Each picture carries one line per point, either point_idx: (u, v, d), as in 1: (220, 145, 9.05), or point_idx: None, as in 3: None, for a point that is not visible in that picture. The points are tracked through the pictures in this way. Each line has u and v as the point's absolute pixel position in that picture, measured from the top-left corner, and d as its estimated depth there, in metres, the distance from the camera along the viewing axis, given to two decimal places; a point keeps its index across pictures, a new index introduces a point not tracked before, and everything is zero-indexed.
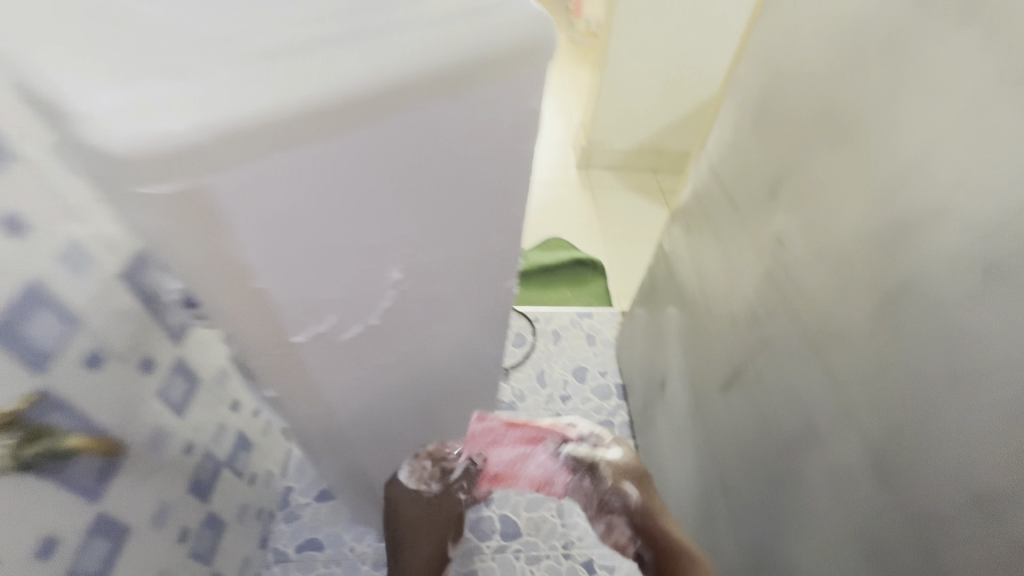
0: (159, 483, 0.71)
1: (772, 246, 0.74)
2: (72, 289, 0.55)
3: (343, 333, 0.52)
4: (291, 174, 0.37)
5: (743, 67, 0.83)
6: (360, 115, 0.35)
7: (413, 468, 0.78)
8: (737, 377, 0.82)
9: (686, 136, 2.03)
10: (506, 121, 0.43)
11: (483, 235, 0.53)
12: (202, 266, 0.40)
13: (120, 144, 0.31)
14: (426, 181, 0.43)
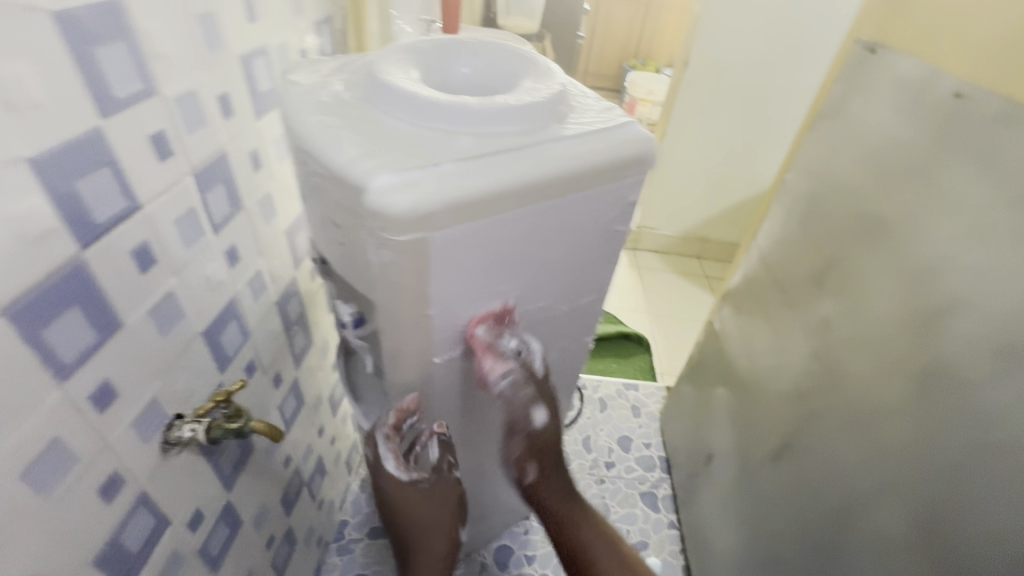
0: (265, 486, 0.82)
1: (817, 327, 0.83)
2: (250, 309, 0.70)
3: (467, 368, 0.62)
4: (478, 236, 0.47)
5: (790, 175, 0.97)
6: (533, 197, 0.48)
7: (393, 453, 0.59)
8: (783, 449, 0.88)
9: (730, 229, 2.17)
10: (614, 207, 0.57)
11: (578, 293, 0.66)
12: (393, 303, 0.49)
13: (387, 206, 0.40)
14: (554, 248, 0.56)
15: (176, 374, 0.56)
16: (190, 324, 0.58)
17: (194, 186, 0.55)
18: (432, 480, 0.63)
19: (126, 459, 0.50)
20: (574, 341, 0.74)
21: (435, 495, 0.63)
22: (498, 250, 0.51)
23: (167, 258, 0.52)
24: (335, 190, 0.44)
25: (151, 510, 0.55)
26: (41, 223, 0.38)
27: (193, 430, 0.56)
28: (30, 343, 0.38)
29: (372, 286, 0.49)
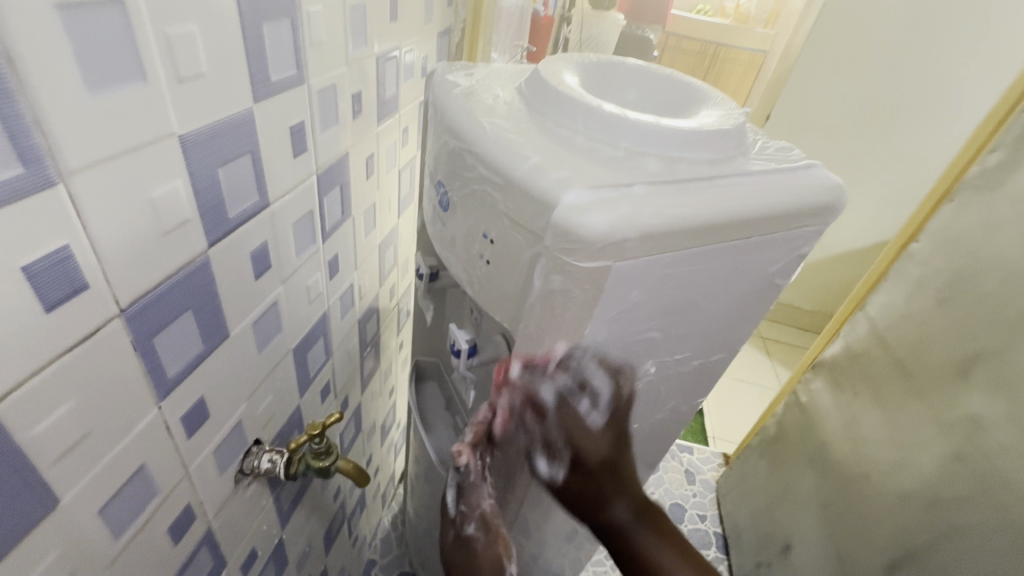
0: (313, 522, 0.73)
1: (960, 424, 0.74)
2: (337, 326, 0.64)
3: None
4: (655, 271, 0.40)
5: (918, 244, 0.88)
6: (722, 234, 0.41)
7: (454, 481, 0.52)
8: (907, 559, 0.79)
9: (794, 291, 2.04)
10: (783, 260, 0.49)
11: (711, 352, 0.57)
12: (532, 336, 0.43)
13: (587, 223, 0.35)
14: (710, 300, 0.49)
15: (263, 394, 0.49)
16: (285, 339, 0.51)
17: (316, 188, 0.50)
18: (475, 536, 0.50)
19: (201, 491, 0.43)
20: (686, 401, 0.65)
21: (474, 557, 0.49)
22: (666, 293, 0.44)
23: (280, 263, 0.46)
24: (507, 202, 0.39)
25: (212, 552, 0.47)
26: (177, 214, 0.32)
27: (272, 461, 0.50)
28: (140, 352, 0.32)
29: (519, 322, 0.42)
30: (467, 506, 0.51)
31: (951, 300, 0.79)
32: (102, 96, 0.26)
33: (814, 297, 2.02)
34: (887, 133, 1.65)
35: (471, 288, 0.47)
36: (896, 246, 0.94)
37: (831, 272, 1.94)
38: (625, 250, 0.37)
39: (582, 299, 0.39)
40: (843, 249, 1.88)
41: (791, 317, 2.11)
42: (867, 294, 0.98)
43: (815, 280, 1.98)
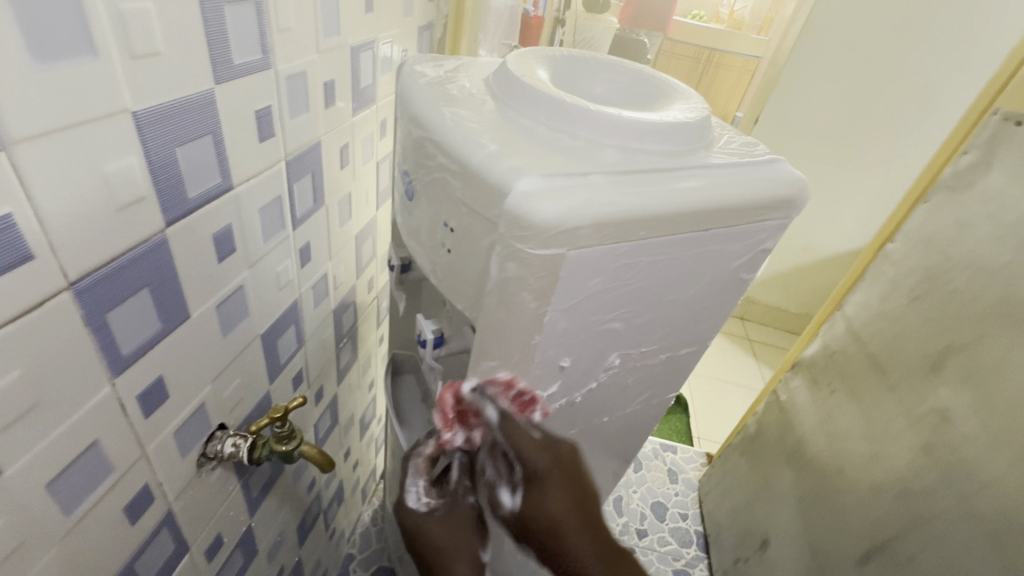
0: (285, 511, 0.73)
1: (930, 417, 0.75)
2: (309, 315, 0.64)
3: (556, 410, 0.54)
4: (613, 259, 0.41)
5: (892, 244, 0.89)
6: (682, 225, 0.42)
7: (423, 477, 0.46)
8: (878, 550, 0.80)
9: (780, 293, 2.06)
10: (747, 254, 0.50)
11: (679, 344, 0.58)
12: (491, 323, 0.43)
13: (538, 209, 0.35)
14: (674, 291, 0.49)
15: (228, 378, 0.49)
16: (253, 324, 0.51)
17: (286, 173, 0.50)
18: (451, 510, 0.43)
19: (161, 472, 0.43)
20: (657, 394, 0.66)
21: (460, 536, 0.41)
22: (625, 285, 0.44)
23: (245, 248, 0.47)
24: (464, 190, 0.40)
25: (173, 535, 0.47)
26: (132, 190, 0.32)
27: (235, 446, 0.49)
28: (92, 325, 0.32)
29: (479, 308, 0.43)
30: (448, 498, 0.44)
31: (924, 298, 0.81)
32: (53, 68, 0.26)
33: (801, 300, 2.04)
34: (872, 140, 1.67)
35: (434, 275, 0.48)
36: (872, 247, 0.95)
37: (817, 275, 1.96)
38: (579, 239, 0.37)
39: (539, 285, 0.39)
40: (829, 252, 1.90)
41: (778, 319, 2.13)
42: (845, 294, 0.99)
43: (802, 283, 2.00)
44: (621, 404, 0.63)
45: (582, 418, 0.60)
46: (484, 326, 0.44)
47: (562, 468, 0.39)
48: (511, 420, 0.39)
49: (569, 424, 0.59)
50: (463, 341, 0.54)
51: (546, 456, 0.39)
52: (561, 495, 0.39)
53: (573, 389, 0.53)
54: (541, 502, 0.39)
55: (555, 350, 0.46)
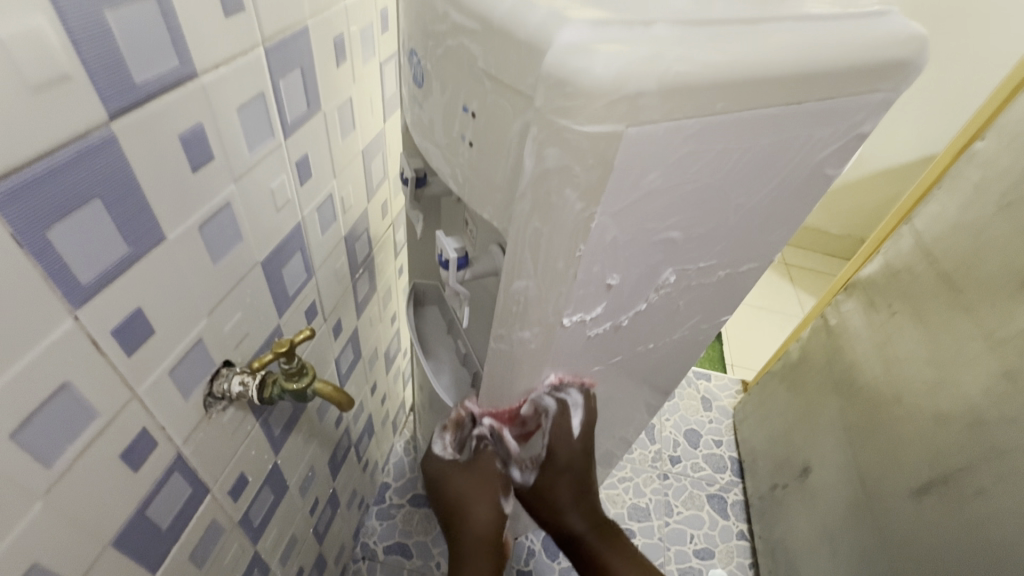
0: (314, 447, 0.71)
1: (1017, 339, 0.66)
2: (317, 243, 0.57)
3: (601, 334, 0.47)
4: (682, 140, 0.32)
5: (984, 141, 0.76)
6: (771, 93, 0.32)
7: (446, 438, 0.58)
8: (939, 482, 0.73)
9: (823, 214, 1.91)
10: (838, 141, 0.40)
11: (740, 260, 0.50)
12: (527, 232, 0.35)
13: (583, 66, 0.26)
14: (745, 192, 0.40)
15: (228, 312, 0.44)
16: (248, 250, 0.45)
17: (267, 65, 0.41)
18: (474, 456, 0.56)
19: (162, 414, 0.38)
20: (708, 317, 0.59)
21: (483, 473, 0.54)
22: (683, 184, 0.35)
23: (226, 155, 0.39)
24: (486, 56, 0.31)
25: (190, 478, 0.44)
26: (51, 66, 0.25)
27: (243, 385, 0.44)
28: (27, 245, 0.26)
29: (511, 216, 0.35)
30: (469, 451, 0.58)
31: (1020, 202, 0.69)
32: None
33: (845, 221, 1.89)
34: (946, 31, 1.44)
35: (454, 184, 0.40)
36: (954, 147, 0.82)
37: (865, 193, 1.79)
38: (641, 111, 0.28)
39: (589, 181, 0.31)
40: (883, 166, 1.72)
41: (818, 243, 1.99)
42: (915, 204, 0.87)
43: (847, 203, 1.84)
44: (669, 330, 0.56)
45: (626, 343, 0.53)
46: (517, 239, 0.36)
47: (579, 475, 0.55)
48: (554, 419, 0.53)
49: (612, 352, 0.53)
50: (492, 264, 0.46)
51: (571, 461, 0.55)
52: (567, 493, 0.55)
53: (621, 310, 0.46)
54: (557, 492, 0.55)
55: (603, 262, 0.38)
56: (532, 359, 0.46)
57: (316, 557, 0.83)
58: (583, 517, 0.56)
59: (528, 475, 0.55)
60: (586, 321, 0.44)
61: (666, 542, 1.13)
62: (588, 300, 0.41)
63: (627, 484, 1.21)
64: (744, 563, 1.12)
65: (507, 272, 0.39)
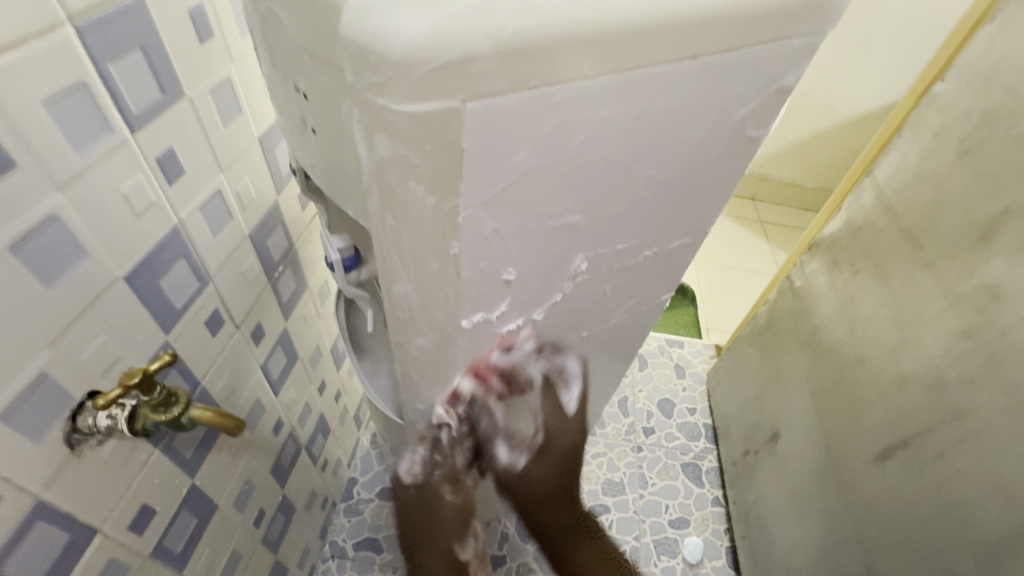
0: (246, 459, 0.68)
1: (975, 295, 0.63)
2: (207, 246, 0.52)
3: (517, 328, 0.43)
4: (549, 113, 0.26)
5: (943, 83, 0.70)
6: (655, 47, 0.27)
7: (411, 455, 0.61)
8: (901, 445, 0.70)
9: (796, 166, 1.85)
10: (756, 98, 0.35)
11: (668, 236, 0.45)
12: (385, 231, 0.30)
13: (385, 30, 0.21)
14: (653, 165, 0.35)
15: (82, 338, 0.39)
16: (101, 266, 0.39)
17: (84, 48, 0.35)
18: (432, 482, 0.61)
19: (2, 464, 0.34)
20: (647, 297, 0.54)
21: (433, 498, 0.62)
22: (568, 163, 0.30)
23: (39, 162, 0.33)
24: (295, 23, 0.25)
25: (63, 522, 0.40)
26: None
27: (112, 418, 0.39)
28: None
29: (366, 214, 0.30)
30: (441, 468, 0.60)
31: (979, 149, 0.64)
32: None
33: (818, 172, 1.84)
34: None
35: (315, 176, 0.34)
36: (915, 90, 0.76)
37: (837, 142, 1.74)
38: (479, 80, 0.23)
39: (432, 172, 0.26)
40: (854, 114, 1.66)
41: (793, 196, 1.94)
42: (878, 154, 0.82)
43: (819, 153, 1.78)
44: (604, 315, 0.52)
45: (553, 334, 0.49)
46: (379, 239, 0.31)
47: (568, 450, 0.63)
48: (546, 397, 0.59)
49: (538, 345, 0.48)
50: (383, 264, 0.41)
51: (565, 439, 0.63)
52: (550, 474, 0.63)
53: (533, 302, 0.41)
54: (541, 469, 0.62)
55: (492, 256, 0.33)
56: (439, 365, 0.42)
57: (271, 565, 0.80)
58: (562, 513, 0.66)
59: (518, 457, 0.60)
60: (492, 320, 0.39)
61: (641, 514, 1.12)
62: (486, 298, 0.37)
63: (600, 459, 1.19)
64: (718, 529, 1.12)
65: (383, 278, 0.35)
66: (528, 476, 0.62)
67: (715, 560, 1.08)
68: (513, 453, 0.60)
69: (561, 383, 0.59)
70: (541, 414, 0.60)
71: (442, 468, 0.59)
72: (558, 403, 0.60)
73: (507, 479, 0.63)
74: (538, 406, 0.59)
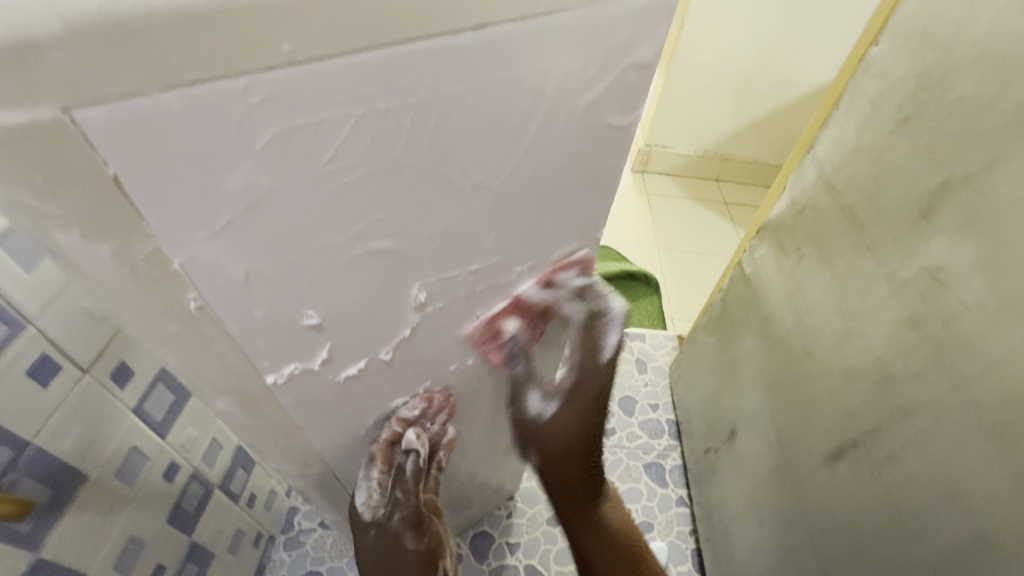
0: (126, 515, 0.60)
1: (918, 280, 0.57)
2: (16, 284, 0.46)
3: (359, 356, 0.39)
4: (249, 119, 0.23)
5: (877, 48, 0.64)
6: (372, 27, 0.23)
7: (367, 488, 0.53)
8: (851, 446, 0.65)
9: (756, 143, 1.80)
10: (593, 76, 0.29)
11: (544, 241, 0.39)
12: (92, 270, 0.27)
13: None
14: (462, 168, 0.30)
15: None
16: None
17: None
18: (388, 513, 0.55)
19: None
20: (542, 314, 0.50)
21: (395, 530, 0.55)
22: (333, 177, 0.27)
23: None
24: None
25: None
26: None
27: None
28: None
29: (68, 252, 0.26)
30: (403, 491, 0.55)
31: (915, 118, 0.58)
32: None
33: (779, 148, 1.80)
34: None
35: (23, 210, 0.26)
36: (852, 56, 0.69)
37: (796, 117, 1.69)
38: (70, 88, 0.20)
39: (81, 209, 0.24)
40: (810, 86, 1.61)
41: (756, 175, 1.89)
42: (818, 128, 0.75)
43: (780, 129, 1.74)
44: (485, 333, 0.46)
45: (424, 354, 0.44)
46: (102, 281, 0.28)
47: (601, 394, 0.47)
48: (586, 334, 0.46)
49: (406, 368, 0.44)
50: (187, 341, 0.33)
51: (593, 382, 0.47)
52: (580, 413, 0.49)
53: (367, 332, 0.38)
54: (568, 415, 0.49)
55: (276, 292, 0.31)
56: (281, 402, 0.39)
57: None
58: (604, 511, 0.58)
59: (547, 405, 0.51)
60: (316, 369, 0.38)
61: None
62: (293, 337, 0.34)
63: None
64: (684, 530, 1.07)
65: (159, 311, 0.29)
66: (557, 430, 0.50)
67: (681, 565, 1.02)
68: (542, 399, 0.52)
69: (598, 320, 0.46)
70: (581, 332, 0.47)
71: (403, 509, 0.55)
72: (596, 345, 0.46)
73: (532, 428, 0.52)
74: (573, 340, 0.48)
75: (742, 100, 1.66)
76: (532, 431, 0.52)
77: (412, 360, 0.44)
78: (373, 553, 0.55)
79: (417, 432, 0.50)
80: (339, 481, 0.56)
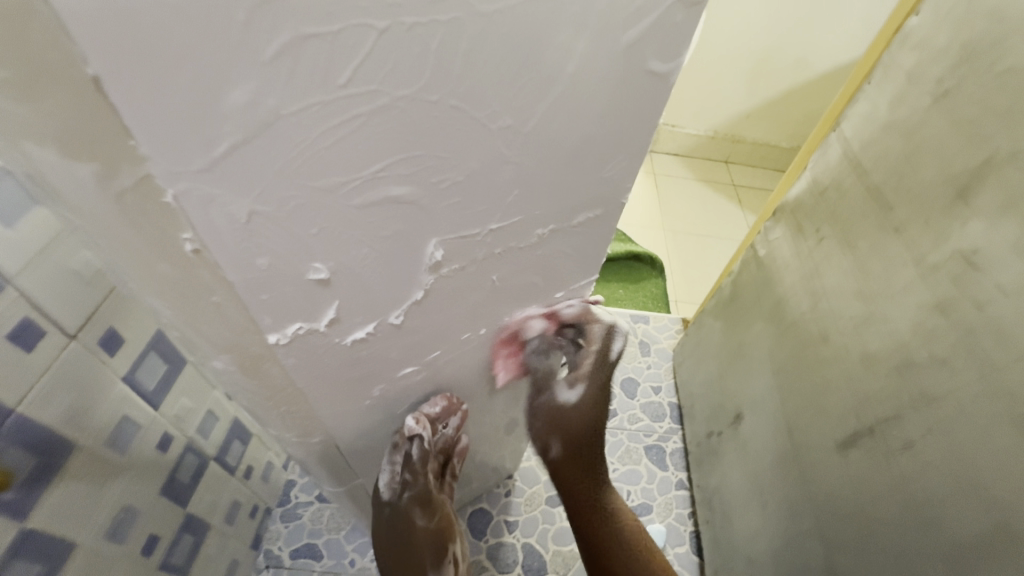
0: (118, 485, 0.59)
1: (950, 263, 0.54)
2: None
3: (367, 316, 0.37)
4: (259, 19, 0.20)
5: (917, 18, 0.60)
6: None
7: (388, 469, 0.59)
8: (865, 433, 0.63)
9: (769, 124, 1.75)
10: (637, 15, 0.26)
11: (566, 201, 0.37)
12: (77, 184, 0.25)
13: None
14: (490, 105, 0.27)
15: None
16: None
17: None
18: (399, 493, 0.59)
19: None
20: (556, 286, 0.47)
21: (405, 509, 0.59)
22: (352, 106, 0.24)
23: None
24: None
25: None
26: None
27: None
28: None
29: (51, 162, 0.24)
30: (411, 475, 0.59)
31: (958, 89, 0.55)
32: None
33: (793, 129, 1.75)
34: None
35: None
36: (888, 28, 0.65)
37: (813, 98, 1.65)
38: None
39: (59, 107, 0.21)
40: (829, 66, 1.56)
41: (767, 157, 1.85)
42: (846, 105, 0.72)
43: (796, 109, 1.69)
44: (498, 300, 0.44)
45: (434, 320, 0.42)
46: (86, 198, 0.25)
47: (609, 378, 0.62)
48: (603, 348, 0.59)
49: (415, 333, 0.42)
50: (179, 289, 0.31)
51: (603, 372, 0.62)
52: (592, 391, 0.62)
53: (378, 289, 0.35)
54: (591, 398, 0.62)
55: (283, 237, 0.29)
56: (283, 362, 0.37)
57: None
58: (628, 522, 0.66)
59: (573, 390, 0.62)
60: (322, 330, 0.36)
61: None
62: (299, 289, 0.32)
63: None
64: (684, 513, 1.06)
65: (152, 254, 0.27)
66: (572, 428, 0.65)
67: (679, 547, 1.02)
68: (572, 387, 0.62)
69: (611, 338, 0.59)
70: (598, 354, 0.60)
71: (412, 489, 0.59)
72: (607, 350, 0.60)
73: (558, 413, 0.64)
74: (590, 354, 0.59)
75: (757, 79, 1.61)
76: (558, 416, 0.64)
77: (422, 327, 0.42)
78: (388, 529, 0.60)
79: (417, 417, 0.54)
80: (340, 452, 0.54)
